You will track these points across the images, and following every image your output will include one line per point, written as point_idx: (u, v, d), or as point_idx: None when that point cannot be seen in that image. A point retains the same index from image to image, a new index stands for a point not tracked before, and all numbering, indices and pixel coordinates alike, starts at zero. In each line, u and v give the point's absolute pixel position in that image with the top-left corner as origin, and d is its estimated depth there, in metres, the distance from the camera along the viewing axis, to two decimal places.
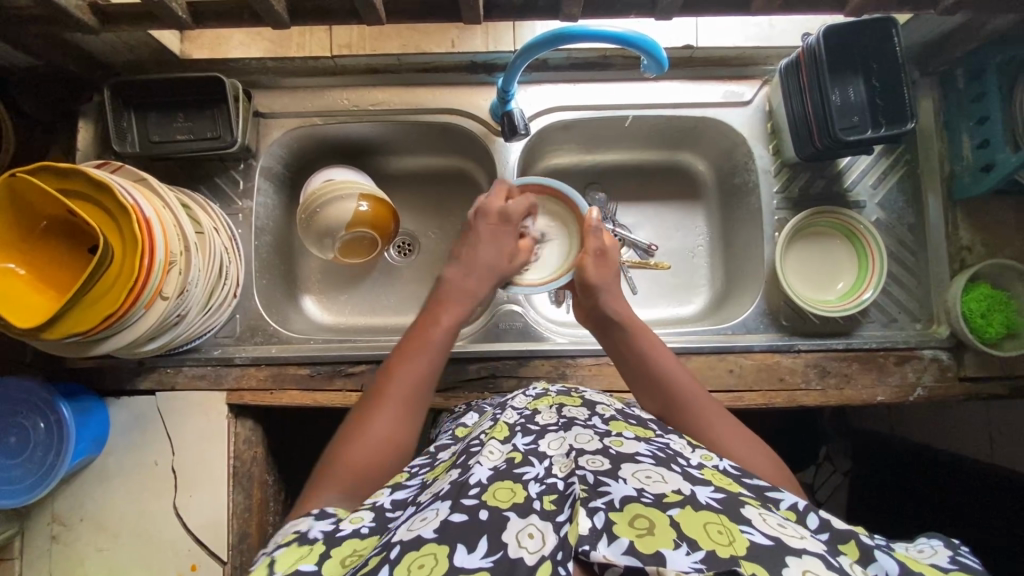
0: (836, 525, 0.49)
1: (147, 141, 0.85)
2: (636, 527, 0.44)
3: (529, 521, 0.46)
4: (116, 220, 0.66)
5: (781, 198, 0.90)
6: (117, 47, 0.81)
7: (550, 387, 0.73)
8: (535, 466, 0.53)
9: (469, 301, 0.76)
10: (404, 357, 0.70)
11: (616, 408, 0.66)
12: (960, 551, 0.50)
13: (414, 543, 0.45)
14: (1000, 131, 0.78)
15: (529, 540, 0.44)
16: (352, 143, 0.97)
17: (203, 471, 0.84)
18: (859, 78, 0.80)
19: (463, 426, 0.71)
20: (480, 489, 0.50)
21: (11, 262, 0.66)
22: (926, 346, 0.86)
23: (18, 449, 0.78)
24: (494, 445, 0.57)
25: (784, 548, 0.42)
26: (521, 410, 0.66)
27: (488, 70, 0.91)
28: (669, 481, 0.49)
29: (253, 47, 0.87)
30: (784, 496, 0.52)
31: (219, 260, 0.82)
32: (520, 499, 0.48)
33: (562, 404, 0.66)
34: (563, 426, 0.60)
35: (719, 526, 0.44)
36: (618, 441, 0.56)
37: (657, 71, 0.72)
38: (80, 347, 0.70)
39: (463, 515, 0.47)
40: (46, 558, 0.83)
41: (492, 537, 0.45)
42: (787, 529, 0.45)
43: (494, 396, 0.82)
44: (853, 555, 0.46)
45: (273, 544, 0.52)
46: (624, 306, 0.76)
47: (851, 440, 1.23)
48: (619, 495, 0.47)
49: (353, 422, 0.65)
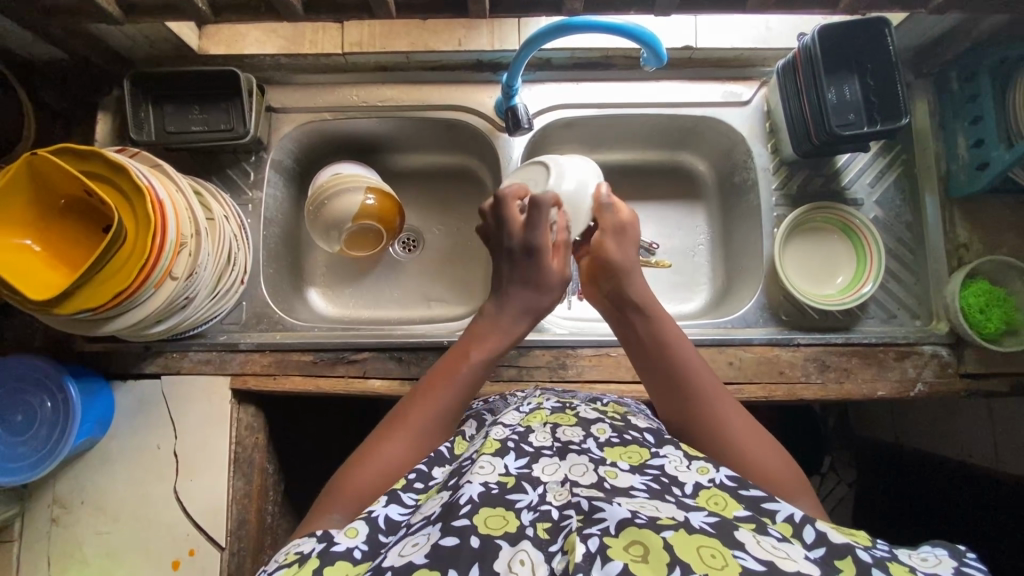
0: (832, 539, 0.49)
1: (163, 131, 0.87)
2: (630, 552, 0.44)
3: (520, 548, 0.47)
4: (129, 202, 0.69)
5: (779, 195, 0.91)
6: (136, 40, 0.84)
7: (544, 403, 0.73)
8: (528, 493, 0.53)
9: (508, 338, 0.73)
10: (431, 387, 0.69)
11: (612, 427, 0.66)
12: (964, 560, 0.51)
13: (407, 568, 0.47)
14: (994, 129, 0.80)
15: (520, 567, 0.45)
16: (361, 139, 1.00)
17: (204, 456, 0.85)
18: (854, 76, 0.82)
19: (461, 438, 0.69)
20: (471, 509, 0.51)
21: (27, 239, 0.68)
22: (926, 342, 0.86)
23: (23, 427, 0.78)
24: (485, 460, 0.57)
25: (776, 572, 0.42)
26: (513, 426, 0.64)
27: (494, 69, 0.94)
28: (663, 509, 0.50)
29: (268, 44, 0.90)
30: (780, 507, 0.53)
31: (228, 246, 0.84)
32: (512, 528, 0.49)
33: (556, 424, 0.66)
34: (558, 452, 0.60)
35: (711, 550, 0.44)
36: (612, 472, 0.57)
37: (656, 65, 0.73)
38: (88, 325, 0.72)
39: (454, 538, 0.48)
40: (45, 540, 0.84)
41: (485, 564, 0.46)
42: (780, 551, 0.46)
43: (494, 403, 0.80)
44: (849, 571, 0.46)
45: (275, 564, 0.53)
46: (643, 288, 0.74)
47: (855, 452, 1.28)
48: (614, 520, 0.47)
49: (369, 446, 0.66)
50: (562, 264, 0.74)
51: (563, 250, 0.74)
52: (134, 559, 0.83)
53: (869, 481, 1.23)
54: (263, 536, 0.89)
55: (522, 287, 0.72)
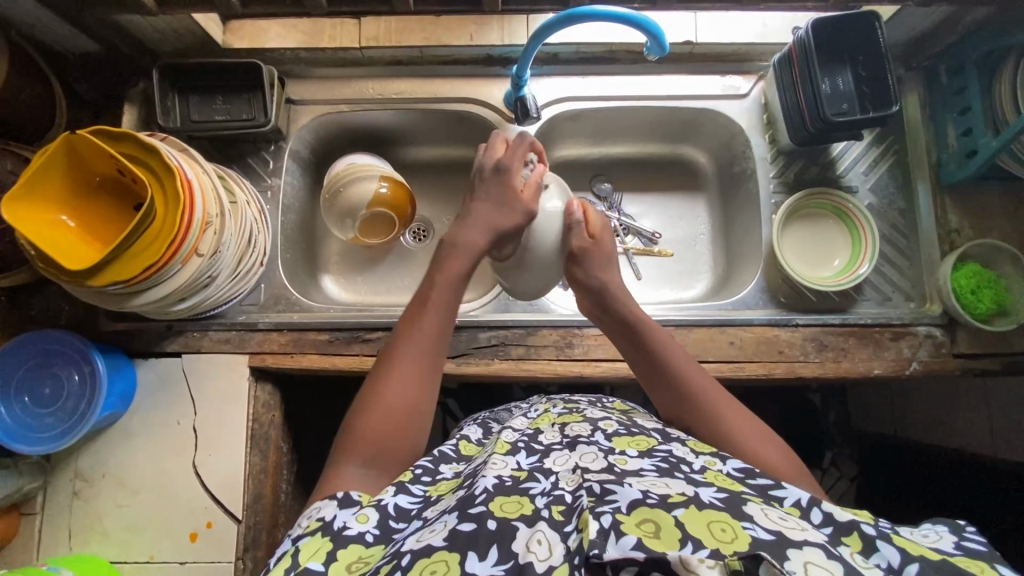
0: (838, 517, 0.49)
1: (188, 120, 0.91)
2: (642, 528, 0.45)
3: (537, 529, 0.48)
4: (160, 181, 0.72)
5: (776, 183, 0.95)
6: (165, 32, 0.89)
7: (551, 408, 0.77)
8: (541, 482, 0.55)
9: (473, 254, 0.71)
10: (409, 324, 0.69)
11: (617, 421, 0.68)
12: (966, 535, 0.50)
13: (425, 550, 0.47)
14: (980, 118, 0.85)
15: (538, 547, 0.46)
16: (374, 131, 1.04)
17: (223, 431, 0.88)
18: (846, 68, 0.86)
19: (467, 441, 0.74)
20: (486, 497, 0.51)
21: (63, 215, 0.72)
22: (920, 323, 0.89)
23: (50, 399, 0.82)
24: (498, 458, 0.60)
25: (785, 541, 0.43)
26: (522, 430, 0.69)
27: (503, 63, 0.98)
28: (672, 486, 0.51)
29: (288, 38, 0.94)
30: (787, 493, 0.52)
31: (249, 228, 0.87)
32: (527, 510, 0.50)
33: (564, 423, 0.69)
34: (568, 445, 0.62)
35: (722, 525, 0.45)
36: (622, 458, 0.58)
37: (659, 53, 0.78)
38: (118, 299, 0.75)
39: (471, 524, 0.48)
40: (66, 514, 0.86)
41: (503, 546, 0.46)
42: (788, 522, 0.46)
43: (499, 413, 0.86)
44: (856, 546, 0.46)
45: (298, 532, 0.55)
46: (630, 302, 0.77)
47: (856, 446, 1.30)
48: (626, 501, 0.47)
49: (366, 394, 0.66)
50: (529, 199, 0.72)
51: (533, 189, 0.72)
52: (153, 533, 0.85)
53: (870, 474, 1.25)
54: (277, 512, 0.91)
55: (489, 205, 0.72)
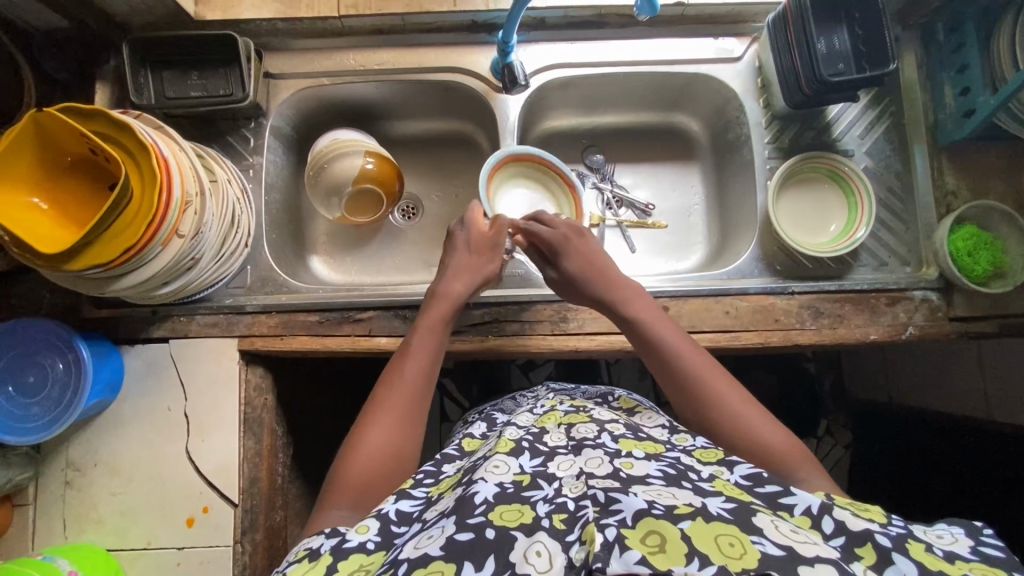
0: (851, 527, 0.48)
1: (162, 97, 0.88)
2: (647, 543, 0.44)
3: (537, 538, 0.46)
4: (133, 158, 0.69)
5: (771, 148, 0.93)
6: (135, 5, 0.85)
7: (558, 405, 0.75)
8: (543, 488, 0.53)
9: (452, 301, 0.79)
10: (395, 372, 0.73)
11: (625, 423, 0.67)
12: (982, 539, 0.50)
13: (423, 559, 0.46)
14: (979, 77, 0.83)
15: (537, 558, 0.45)
16: (358, 105, 1.01)
17: (215, 417, 0.86)
18: (843, 26, 0.83)
19: (472, 438, 0.72)
20: (485, 507, 0.50)
21: (35, 196, 0.70)
22: (916, 287, 0.88)
23: (35, 388, 0.80)
24: (501, 459, 0.57)
25: (796, 558, 0.43)
26: (528, 428, 0.67)
27: (488, 30, 0.95)
28: (679, 496, 0.50)
29: (264, 9, 0.91)
30: (797, 500, 0.52)
31: (231, 209, 0.84)
32: (528, 519, 0.49)
33: (571, 423, 0.67)
34: (573, 449, 0.60)
35: (729, 539, 0.44)
36: (628, 461, 0.57)
37: (648, 12, 0.75)
38: (99, 284, 0.73)
39: (469, 533, 0.47)
40: (60, 504, 0.85)
41: (500, 555, 0.45)
42: (799, 536, 0.46)
43: (504, 401, 0.85)
44: (870, 559, 0.46)
45: (287, 562, 0.55)
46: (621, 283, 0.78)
47: (852, 416, 1.32)
48: (631, 511, 0.46)
49: (353, 435, 0.67)
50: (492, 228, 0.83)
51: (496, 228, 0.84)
52: (149, 520, 0.84)
53: (865, 441, 1.27)
54: (274, 495, 0.90)
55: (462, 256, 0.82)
